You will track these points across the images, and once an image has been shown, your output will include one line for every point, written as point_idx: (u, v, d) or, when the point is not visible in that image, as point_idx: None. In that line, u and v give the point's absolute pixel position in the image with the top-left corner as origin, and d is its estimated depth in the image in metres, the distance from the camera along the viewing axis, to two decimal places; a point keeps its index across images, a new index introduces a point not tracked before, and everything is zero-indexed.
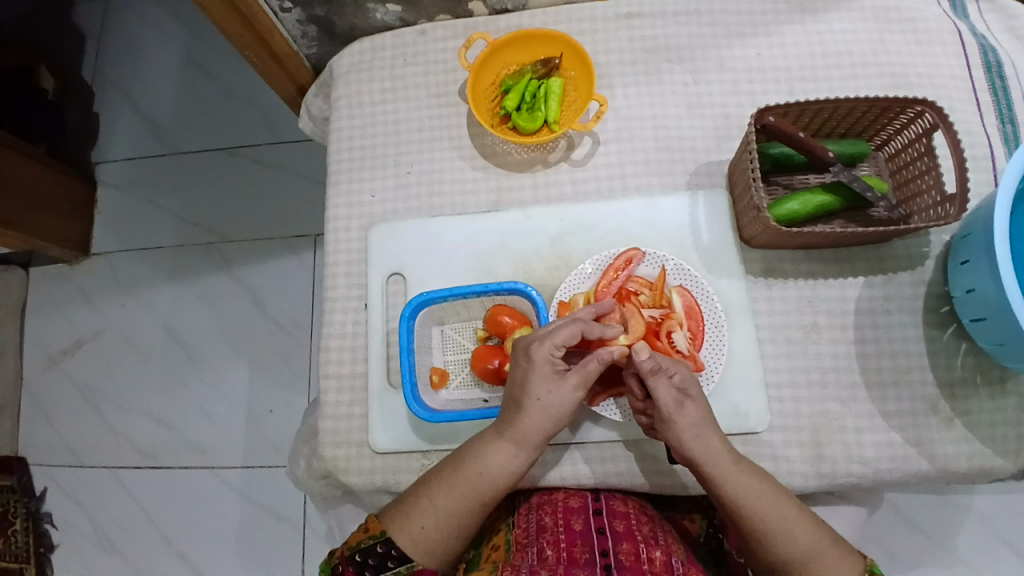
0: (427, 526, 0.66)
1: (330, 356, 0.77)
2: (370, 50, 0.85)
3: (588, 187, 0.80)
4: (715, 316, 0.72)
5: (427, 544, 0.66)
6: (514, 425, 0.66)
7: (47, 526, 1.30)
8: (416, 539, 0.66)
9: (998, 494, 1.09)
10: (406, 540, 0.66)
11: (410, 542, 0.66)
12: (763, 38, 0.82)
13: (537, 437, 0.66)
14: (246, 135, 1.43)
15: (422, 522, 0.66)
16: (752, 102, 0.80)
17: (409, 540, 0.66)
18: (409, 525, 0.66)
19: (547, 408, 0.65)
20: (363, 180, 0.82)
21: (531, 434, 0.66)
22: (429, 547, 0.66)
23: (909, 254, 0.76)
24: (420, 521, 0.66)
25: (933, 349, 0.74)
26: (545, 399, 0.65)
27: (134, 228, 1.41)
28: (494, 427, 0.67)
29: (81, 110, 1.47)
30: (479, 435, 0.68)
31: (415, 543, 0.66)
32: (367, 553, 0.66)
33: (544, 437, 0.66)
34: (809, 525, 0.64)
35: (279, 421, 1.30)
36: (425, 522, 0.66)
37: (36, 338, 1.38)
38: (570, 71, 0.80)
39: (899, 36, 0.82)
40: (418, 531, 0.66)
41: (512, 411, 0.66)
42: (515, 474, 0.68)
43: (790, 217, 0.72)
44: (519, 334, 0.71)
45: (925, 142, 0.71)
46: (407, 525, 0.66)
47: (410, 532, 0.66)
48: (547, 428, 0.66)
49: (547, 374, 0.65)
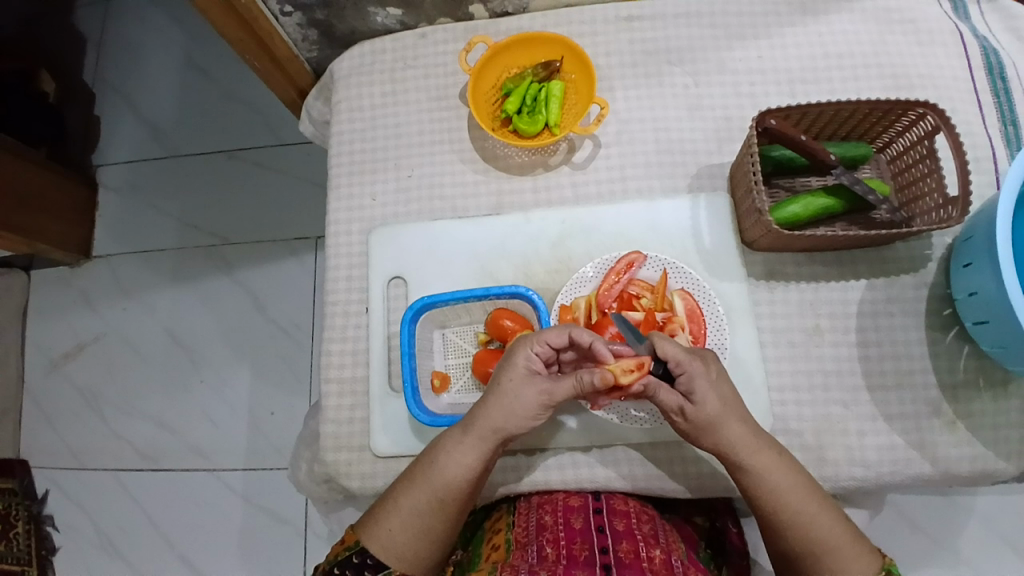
0: (393, 528, 0.65)
1: (331, 360, 0.77)
2: (370, 53, 0.85)
3: (589, 190, 0.79)
4: (716, 320, 0.72)
5: (396, 547, 0.65)
6: (472, 419, 0.66)
7: (48, 528, 1.30)
8: (384, 542, 0.65)
9: (1001, 495, 1.09)
10: (377, 546, 0.65)
11: (380, 546, 0.65)
12: (764, 40, 0.82)
13: (492, 433, 0.65)
14: (246, 138, 1.43)
15: (389, 524, 0.66)
16: (753, 104, 0.80)
17: (378, 544, 0.65)
18: (378, 530, 0.66)
19: (503, 401, 0.65)
20: (364, 183, 0.82)
21: (486, 428, 0.65)
22: (399, 550, 0.65)
23: (911, 256, 0.76)
24: (387, 523, 0.66)
25: (935, 352, 0.73)
26: (504, 392, 0.65)
27: (134, 231, 1.41)
28: (460, 425, 0.67)
29: (82, 114, 1.47)
30: (445, 433, 0.68)
31: (385, 546, 0.65)
32: (344, 565, 0.66)
33: (497, 433, 0.66)
34: (811, 510, 0.63)
35: (280, 424, 1.30)
36: (391, 524, 0.65)
37: (38, 341, 1.38)
38: (570, 74, 0.80)
39: (900, 38, 0.81)
40: (387, 535, 0.65)
41: (476, 406, 0.66)
42: (473, 473, 0.66)
43: (791, 221, 0.71)
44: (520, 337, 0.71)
45: (927, 145, 0.71)
46: (377, 529, 0.66)
47: (379, 536, 0.66)
48: (505, 425, 0.65)
49: (513, 369, 0.65)
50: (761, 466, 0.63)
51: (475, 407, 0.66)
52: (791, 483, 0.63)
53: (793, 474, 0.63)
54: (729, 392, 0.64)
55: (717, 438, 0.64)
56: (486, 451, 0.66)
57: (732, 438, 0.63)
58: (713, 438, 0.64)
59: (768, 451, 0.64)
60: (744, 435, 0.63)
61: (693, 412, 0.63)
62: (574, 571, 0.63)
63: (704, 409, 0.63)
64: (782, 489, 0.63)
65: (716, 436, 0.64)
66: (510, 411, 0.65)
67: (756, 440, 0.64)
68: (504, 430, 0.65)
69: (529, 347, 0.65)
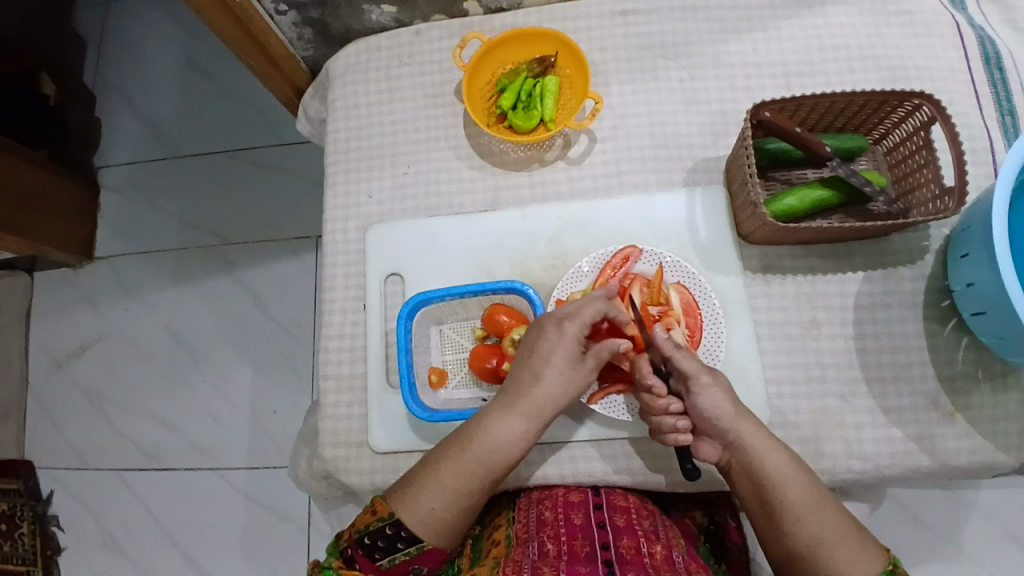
0: (437, 505, 0.64)
1: (329, 357, 0.78)
2: (366, 51, 0.85)
3: (585, 185, 0.79)
4: (712, 313, 0.71)
5: (438, 523, 0.64)
6: (515, 392, 0.67)
7: (53, 528, 1.31)
8: (426, 518, 0.64)
9: (1003, 488, 1.08)
10: (416, 522, 0.64)
11: (419, 522, 0.64)
12: (759, 33, 0.81)
13: (541, 407, 0.67)
14: (245, 138, 1.43)
15: (433, 501, 0.64)
16: (749, 97, 0.80)
17: (419, 520, 0.64)
18: (419, 506, 0.64)
19: (550, 372, 0.66)
20: (360, 180, 0.83)
21: (532, 402, 0.66)
22: (439, 525, 0.64)
23: (909, 248, 0.76)
24: (429, 501, 0.64)
25: (933, 344, 0.73)
26: (546, 361, 0.67)
27: (135, 231, 1.42)
28: (512, 402, 0.67)
29: (83, 116, 1.48)
30: (486, 411, 0.68)
31: (426, 522, 0.64)
32: (375, 536, 0.64)
33: (544, 407, 0.67)
34: (820, 506, 0.62)
35: (282, 423, 1.30)
36: (435, 501, 0.64)
37: (41, 342, 1.39)
38: (566, 70, 0.80)
39: (897, 29, 0.81)
40: (428, 511, 0.64)
41: (528, 380, 0.67)
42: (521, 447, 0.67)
43: (787, 213, 0.71)
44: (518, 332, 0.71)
45: (923, 136, 0.70)
46: (417, 506, 0.64)
47: (420, 511, 0.64)
48: (549, 398, 0.67)
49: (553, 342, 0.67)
50: (776, 454, 0.64)
51: (518, 382, 0.67)
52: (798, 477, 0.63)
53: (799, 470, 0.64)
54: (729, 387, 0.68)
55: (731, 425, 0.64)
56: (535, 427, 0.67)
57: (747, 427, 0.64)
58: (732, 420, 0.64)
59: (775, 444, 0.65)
60: (754, 426, 0.65)
61: (717, 387, 0.65)
62: (578, 569, 0.63)
63: (719, 386, 0.65)
64: (794, 476, 0.63)
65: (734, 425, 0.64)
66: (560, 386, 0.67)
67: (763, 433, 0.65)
68: (550, 402, 0.67)
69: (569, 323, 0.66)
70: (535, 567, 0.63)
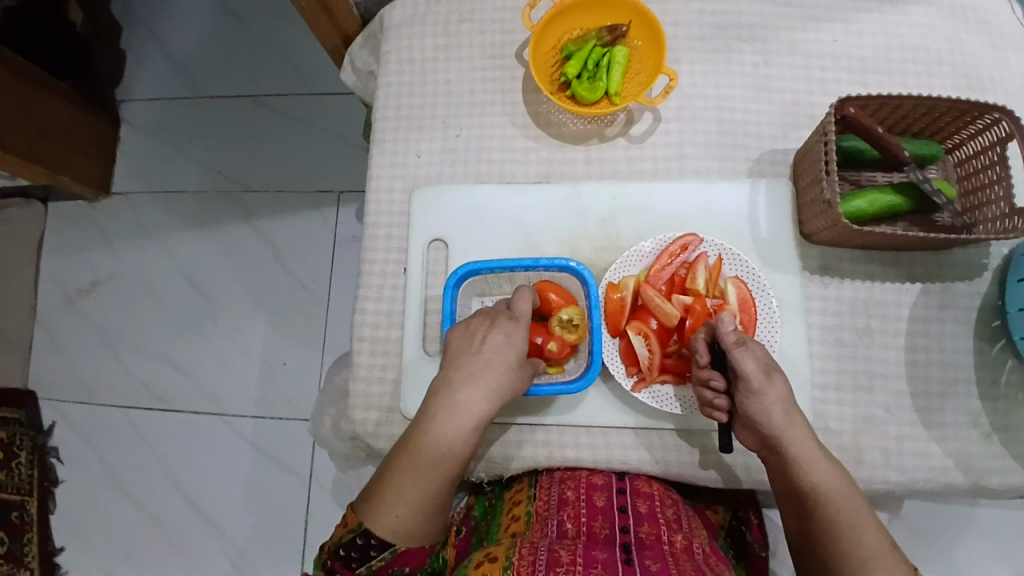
0: (401, 514, 0.66)
1: (366, 319, 0.76)
2: (425, 3, 0.81)
3: (644, 166, 0.77)
4: (769, 313, 0.70)
5: (407, 528, 0.66)
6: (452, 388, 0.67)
7: (54, 461, 1.30)
8: (395, 526, 0.66)
9: (1010, 509, 1.09)
10: (387, 533, 0.66)
11: (391, 532, 0.66)
12: (840, 24, 0.78)
13: (472, 396, 0.67)
14: (275, 83, 1.39)
15: (396, 510, 0.66)
16: (823, 90, 0.77)
17: (390, 531, 0.66)
18: (384, 519, 0.66)
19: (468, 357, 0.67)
20: (409, 139, 0.79)
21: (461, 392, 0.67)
22: (410, 530, 0.66)
23: (969, 264, 0.73)
24: (392, 511, 0.66)
25: (982, 363, 0.72)
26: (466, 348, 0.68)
27: (156, 170, 1.38)
28: (446, 398, 0.67)
29: (109, 45, 1.42)
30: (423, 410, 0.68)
31: (396, 531, 0.66)
32: (350, 548, 0.69)
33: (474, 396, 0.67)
34: (860, 513, 0.62)
35: (292, 378, 1.29)
36: (397, 511, 0.66)
37: (52, 273, 1.36)
38: (636, 42, 0.76)
39: (974, 38, 0.78)
40: (395, 521, 0.66)
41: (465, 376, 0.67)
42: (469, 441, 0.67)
43: (855, 215, 0.69)
44: (565, 313, 0.68)
45: (999, 151, 0.68)
46: (382, 519, 0.66)
47: (388, 523, 0.66)
48: (479, 390, 0.67)
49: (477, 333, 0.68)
50: (824, 459, 0.63)
51: (450, 372, 0.68)
52: (842, 482, 0.63)
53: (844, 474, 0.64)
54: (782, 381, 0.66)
55: (789, 424, 0.63)
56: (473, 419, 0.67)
57: (798, 431, 0.63)
58: (788, 422, 0.63)
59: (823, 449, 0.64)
60: (803, 430, 0.64)
61: (774, 386, 0.63)
62: (596, 553, 0.63)
63: (778, 386, 0.63)
64: (838, 482, 0.63)
65: (787, 427, 0.63)
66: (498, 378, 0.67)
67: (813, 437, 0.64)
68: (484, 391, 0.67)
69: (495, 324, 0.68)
70: (552, 550, 0.62)
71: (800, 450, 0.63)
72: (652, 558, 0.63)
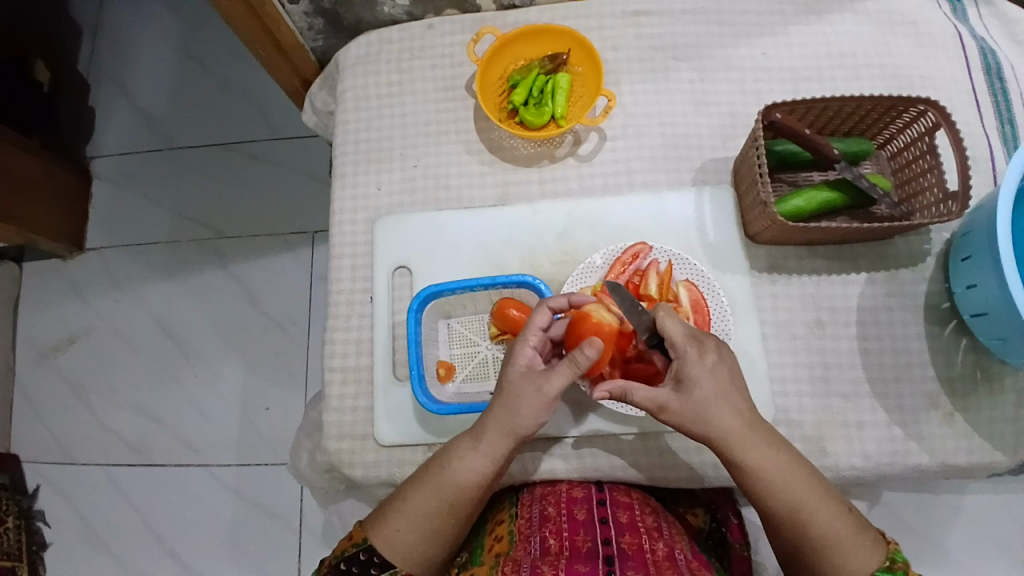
0: (401, 529, 0.67)
1: (335, 349, 0.77)
2: (377, 43, 0.85)
3: (595, 183, 0.80)
4: (721, 310, 0.73)
5: (402, 547, 0.67)
6: (481, 425, 0.66)
7: (39, 524, 1.28)
8: (392, 541, 0.67)
9: (989, 494, 1.10)
10: (384, 545, 0.67)
11: (387, 546, 0.67)
12: (769, 38, 0.83)
13: (504, 436, 0.65)
14: (245, 131, 1.42)
15: (398, 525, 0.67)
16: (758, 101, 0.81)
17: (387, 545, 0.67)
18: (386, 530, 0.67)
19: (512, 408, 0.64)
20: (369, 173, 0.82)
21: (495, 431, 0.65)
22: (405, 550, 0.67)
23: (911, 252, 0.77)
24: (394, 524, 0.67)
25: (934, 346, 0.74)
26: (511, 398, 0.64)
27: (130, 222, 1.40)
28: (470, 431, 0.67)
29: (77, 104, 1.45)
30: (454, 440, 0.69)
31: (392, 546, 0.67)
32: (351, 561, 0.67)
33: (509, 436, 0.65)
34: (812, 503, 0.62)
35: (275, 418, 1.29)
36: (399, 525, 0.67)
37: (30, 332, 1.36)
38: (577, 68, 0.81)
39: (902, 39, 0.83)
40: (394, 535, 0.67)
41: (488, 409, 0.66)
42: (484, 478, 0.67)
43: (795, 214, 0.72)
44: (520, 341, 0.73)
45: (927, 141, 0.71)
46: (384, 529, 0.67)
47: (387, 535, 0.67)
48: (497, 429, 0.65)
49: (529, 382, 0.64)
50: (760, 456, 0.62)
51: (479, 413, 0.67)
52: (784, 477, 0.62)
53: (790, 465, 0.63)
54: (722, 383, 0.61)
55: (708, 427, 0.62)
56: (498, 459, 0.67)
57: (725, 429, 0.61)
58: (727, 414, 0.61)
59: (763, 447, 0.62)
60: (737, 428, 0.61)
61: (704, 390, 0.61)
62: (576, 565, 0.63)
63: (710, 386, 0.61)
64: (779, 480, 0.62)
65: (707, 428, 0.62)
66: (520, 418, 0.64)
67: (751, 437, 0.62)
68: (515, 439, 0.66)
69: (528, 343, 0.65)
70: (535, 566, 0.62)
71: (730, 444, 0.62)
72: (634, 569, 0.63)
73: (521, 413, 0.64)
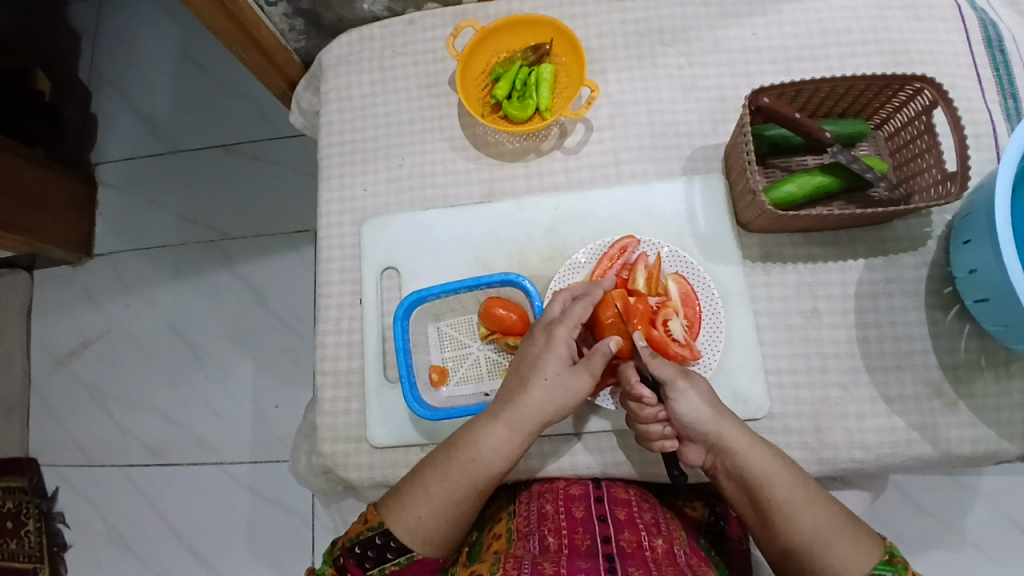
0: (423, 514, 0.65)
1: (327, 352, 0.77)
2: (359, 41, 0.84)
3: (582, 175, 0.79)
4: (711, 303, 0.72)
5: (423, 532, 0.65)
6: (510, 407, 0.65)
7: (59, 525, 1.31)
8: (414, 528, 0.65)
9: (1006, 475, 1.07)
10: (403, 531, 0.65)
11: (407, 532, 0.65)
12: (759, 18, 0.80)
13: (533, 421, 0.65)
14: (243, 132, 1.42)
15: (420, 512, 0.65)
16: (748, 83, 0.79)
17: (408, 531, 0.65)
18: (406, 516, 0.65)
19: (551, 393, 0.65)
20: (355, 174, 0.82)
21: (525, 417, 0.65)
22: (426, 535, 0.65)
23: (911, 235, 0.74)
24: (417, 510, 0.65)
25: (936, 332, 0.72)
26: (548, 385, 0.65)
27: (134, 227, 1.41)
28: (496, 413, 0.66)
29: (79, 111, 1.47)
30: (474, 421, 0.67)
31: (413, 532, 0.65)
32: (366, 545, 0.66)
33: (537, 424, 0.66)
34: (827, 519, 0.61)
35: (283, 416, 1.30)
36: (422, 512, 0.65)
37: (44, 339, 1.39)
38: (561, 57, 0.79)
39: (898, 13, 0.79)
40: (415, 521, 0.65)
41: (518, 394, 0.65)
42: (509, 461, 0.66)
43: (787, 201, 0.70)
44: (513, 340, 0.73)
45: (924, 120, 0.69)
46: (404, 516, 0.65)
47: (408, 522, 0.65)
48: (529, 414, 0.65)
49: (566, 373, 0.65)
50: (774, 471, 0.62)
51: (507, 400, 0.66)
52: (798, 496, 0.61)
53: (802, 485, 0.62)
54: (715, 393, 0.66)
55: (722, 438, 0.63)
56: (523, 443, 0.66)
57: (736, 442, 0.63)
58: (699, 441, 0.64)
59: (774, 462, 0.62)
60: (745, 442, 0.63)
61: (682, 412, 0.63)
62: (577, 564, 0.62)
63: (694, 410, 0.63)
64: (793, 497, 0.61)
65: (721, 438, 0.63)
66: (549, 407, 0.65)
67: (761, 452, 0.63)
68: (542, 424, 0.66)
69: (570, 334, 0.66)
70: (536, 564, 0.61)
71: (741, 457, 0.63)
72: (635, 567, 0.62)
73: (552, 402, 0.65)
